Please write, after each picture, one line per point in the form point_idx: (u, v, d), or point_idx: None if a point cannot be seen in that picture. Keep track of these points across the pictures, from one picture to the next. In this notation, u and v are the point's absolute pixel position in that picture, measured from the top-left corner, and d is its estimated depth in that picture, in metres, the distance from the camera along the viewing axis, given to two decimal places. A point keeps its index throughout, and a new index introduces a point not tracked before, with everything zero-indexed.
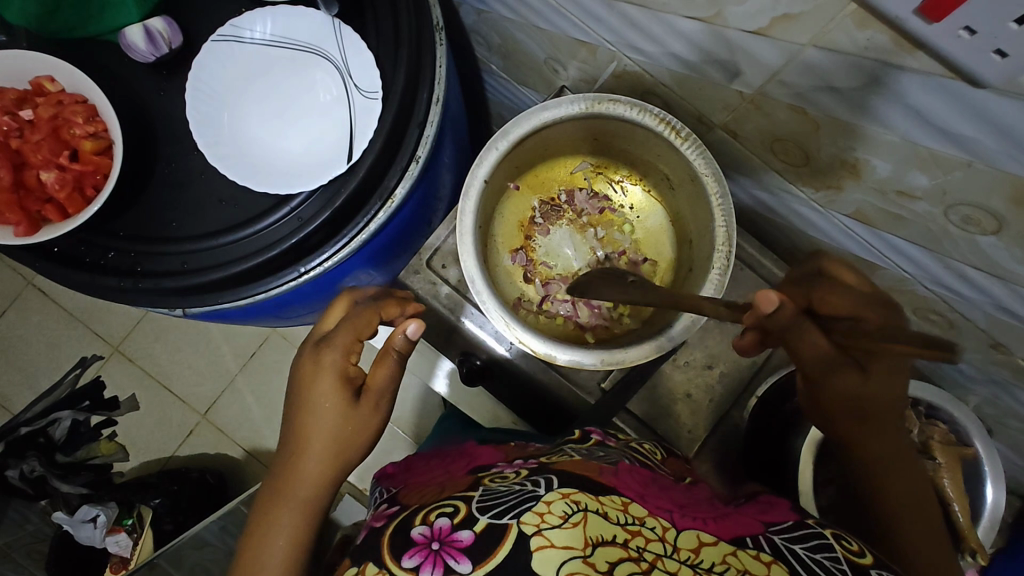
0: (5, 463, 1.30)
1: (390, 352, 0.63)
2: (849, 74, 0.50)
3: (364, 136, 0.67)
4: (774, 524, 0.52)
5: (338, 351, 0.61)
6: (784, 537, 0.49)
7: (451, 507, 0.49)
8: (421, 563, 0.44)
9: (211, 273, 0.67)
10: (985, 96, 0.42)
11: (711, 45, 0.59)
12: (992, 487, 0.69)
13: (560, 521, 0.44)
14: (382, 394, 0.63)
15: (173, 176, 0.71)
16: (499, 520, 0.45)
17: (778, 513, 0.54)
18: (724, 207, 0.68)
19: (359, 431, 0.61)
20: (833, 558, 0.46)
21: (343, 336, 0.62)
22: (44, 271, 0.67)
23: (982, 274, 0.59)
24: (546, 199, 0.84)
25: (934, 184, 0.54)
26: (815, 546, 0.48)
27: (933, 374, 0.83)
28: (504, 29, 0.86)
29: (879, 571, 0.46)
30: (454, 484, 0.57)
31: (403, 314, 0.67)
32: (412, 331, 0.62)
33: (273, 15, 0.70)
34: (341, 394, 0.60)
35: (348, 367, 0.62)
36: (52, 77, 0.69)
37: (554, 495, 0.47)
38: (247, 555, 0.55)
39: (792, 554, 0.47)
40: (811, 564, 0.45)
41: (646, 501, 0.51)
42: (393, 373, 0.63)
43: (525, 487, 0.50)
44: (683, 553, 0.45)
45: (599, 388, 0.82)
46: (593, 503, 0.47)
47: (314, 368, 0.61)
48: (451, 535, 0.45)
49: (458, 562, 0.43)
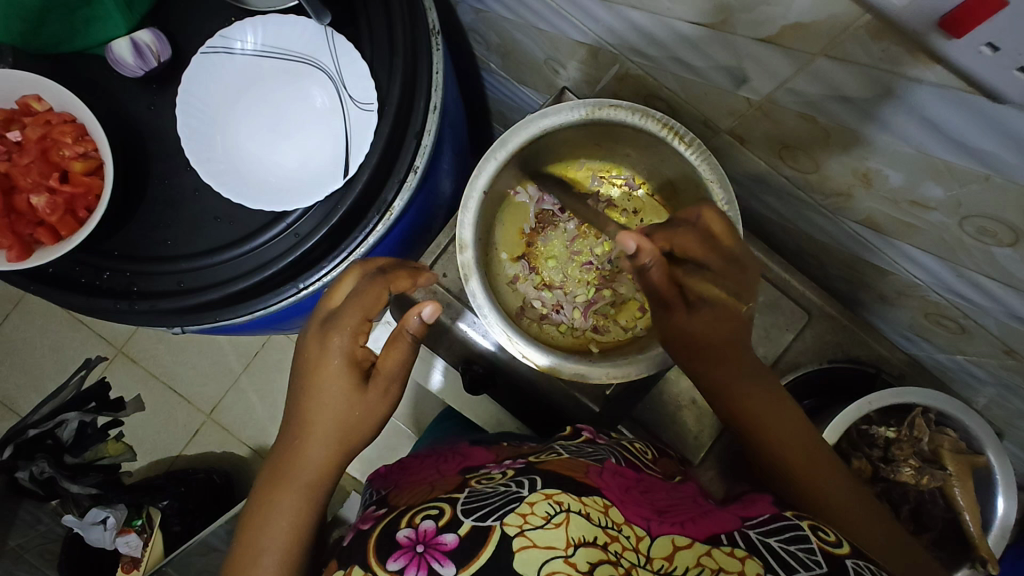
0: (14, 465, 1.21)
1: (404, 334, 0.60)
2: (862, 85, 0.48)
3: (361, 150, 0.66)
4: (752, 519, 0.52)
5: (346, 333, 0.59)
6: (760, 531, 0.49)
7: (436, 509, 0.48)
8: (405, 566, 0.43)
9: (208, 292, 0.66)
10: (1005, 110, 0.40)
11: (718, 51, 0.57)
12: (1004, 498, 0.68)
13: (542, 522, 0.44)
14: (393, 379, 0.61)
15: (166, 193, 0.70)
16: (483, 522, 0.44)
17: (759, 508, 0.54)
18: (731, 215, 0.66)
19: (367, 417, 0.60)
20: (808, 548, 0.46)
21: (351, 316, 0.60)
22: (38, 294, 0.66)
23: (996, 283, 0.57)
24: (547, 204, 0.82)
25: (949, 195, 0.52)
26: (791, 539, 0.48)
27: (942, 376, 0.81)
28: (503, 29, 0.83)
29: (854, 561, 0.46)
30: (444, 483, 0.57)
31: (414, 286, 0.64)
32: (427, 313, 0.60)
33: (263, 25, 0.68)
34: (346, 377, 0.59)
35: (355, 350, 0.60)
36: (38, 96, 0.67)
37: (537, 496, 0.46)
38: (247, 541, 0.54)
39: (767, 548, 0.46)
40: (787, 558, 0.45)
41: (625, 506, 0.50)
42: (406, 356, 0.61)
43: (510, 488, 0.49)
44: (657, 562, 0.44)
45: (604, 395, 0.79)
46: (576, 504, 0.46)
47: (321, 351, 0.60)
48: (436, 538, 0.44)
49: (443, 565, 0.43)
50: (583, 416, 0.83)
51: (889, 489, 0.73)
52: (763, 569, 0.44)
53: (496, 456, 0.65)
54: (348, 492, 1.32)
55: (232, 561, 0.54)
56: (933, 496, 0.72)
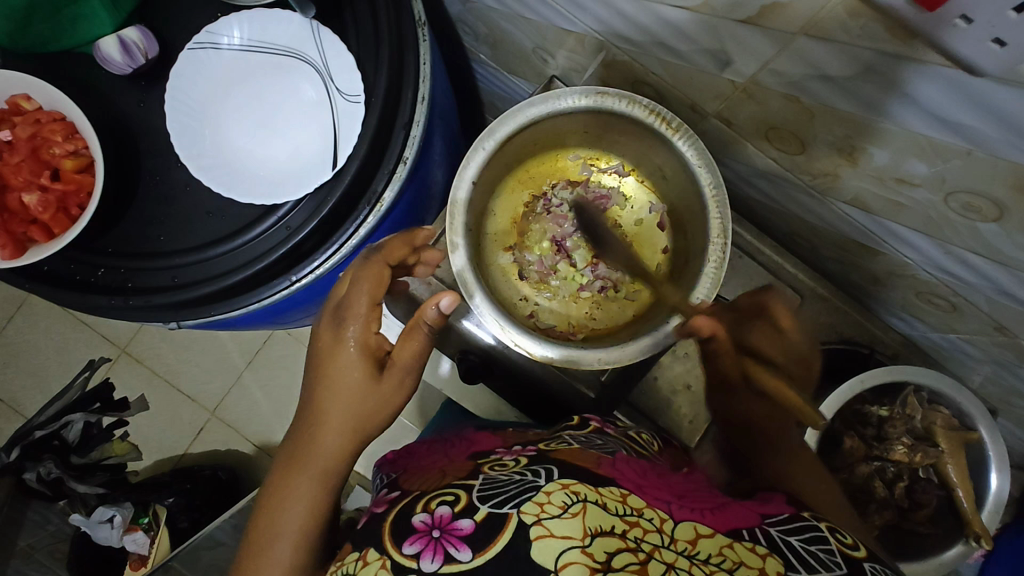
0: (21, 467, 1.25)
1: (419, 325, 0.62)
2: (844, 63, 0.48)
3: (348, 142, 0.66)
4: (771, 516, 0.50)
5: (359, 322, 0.60)
6: (780, 529, 0.48)
7: (452, 495, 0.48)
8: (422, 550, 0.43)
9: (201, 287, 0.67)
10: (983, 83, 0.40)
11: (700, 34, 0.57)
12: (997, 475, 0.69)
13: (560, 512, 0.44)
14: (407, 371, 0.62)
15: (158, 190, 0.71)
16: (501, 510, 0.44)
17: (775, 505, 0.53)
18: (718, 197, 0.67)
19: (380, 408, 0.60)
20: (828, 549, 0.45)
21: (363, 305, 0.61)
22: (33, 291, 0.67)
23: (985, 260, 0.57)
24: (537, 194, 0.82)
25: (933, 172, 0.52)
26: (810, 538, 0.47)
27: (937, 356, 0.81)
28: (491, 20, 0.84)
29: (872, 564, 0.45)
30: (456, 470, 0.57)
31: (414, 253, 0.67)
32: (445, 304, 0.62)
33: (248, 20, 0.68)
34: (363, 365, 0.59)
35: (369, 340, 0.61)
36: (27, 95, 0.68)
37: (554, 486, 0.47)
38: (264, 525, 0.54)
39: (788, 546, 0.45)
40: (806, 555, 0.44)
41: (643, 493, 0.50)
42: (422, 347, 0.62)
43: (525, 477, 0.49)
44: (680, 544, 0.44)
45: (599, 381, 0.79)
46: (592, 494, 0.46)
47: (335, 341, 0.60)
48: (452, 523, 0.45)
49: (459, 550, 0.43)
50: (579, 403, 0.83)
51: (884, 468, 0.73)
52: (784, 565, 0.42)
53: (504, 441, 0.66)
54: (351, 486, 1.33)
55: (249, 549, 0.54)
56: (927, 474, 0.73)
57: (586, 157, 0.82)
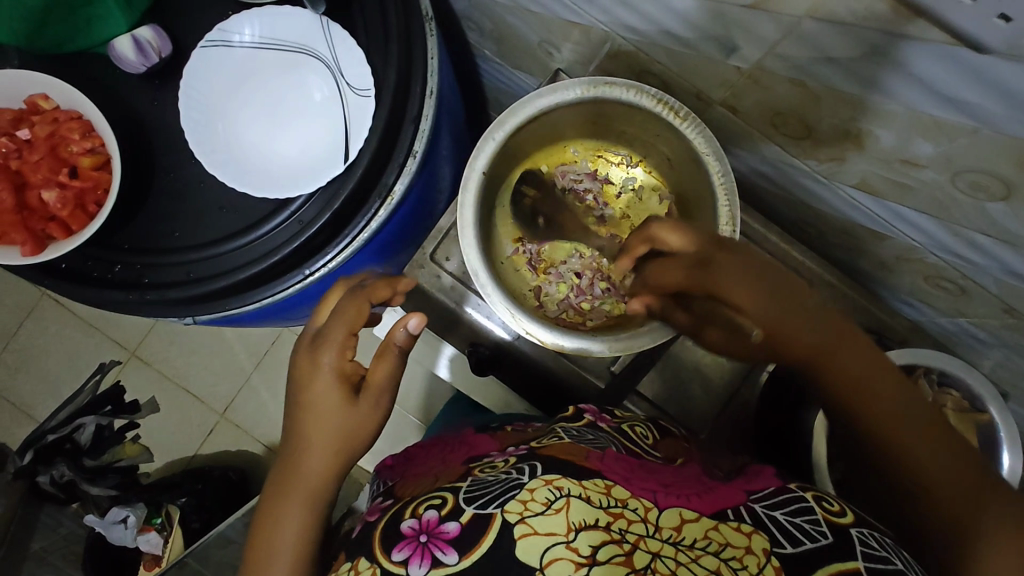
0: (35, 469, 1.33)
1: (391, 347, 0.62)
2: (849, 44, 0.48)
3: (359, 136, 0.67)
4: (757, 491, 0.51)
5: (334, 349, 0.60)
6: (765, 504, 0.48)
7: (439, 498, 0.48)
8: (409, 557, 0.44)
9: (216, 281, 0.68)
10: (987, 59, 0.40)
11: (706, 20, 0.57)
12: (1009, 454, 0.68)
13: (543, 508, 0.44)
14: (383, 392, 0.61)
15: (172, 186, 0.72)
16: (485, 510, 0.44)
17: (761, 480, 0.53)
18: (726, 183, 0.67)
19: (362, 427, 0.59)
20: (813, 520, 0.46)
21: (337, 332, 0.60)
22: (54, 288, 0.68)
23: (992, 239, 0.58)
24: (547, 186, 0.84)
25: (939, 152, 0.53)
26: (794, 509, 0.47)
27: (947, 341, 0.82)
28: (496, 14, 0.84)
29: (859, 530, 0.46)
30: (447, 474, 0.57)
31: (395, 293, 0.65)
32: (414, 324, 0.62)
33: (259, 17, 0.69)
34: (338, 392, 0.59)
35: (344, 365, 0.60)
36: (45, 94, 0.69)
37: (536, 482, 0.46)
38: (256, 551, 0.55)
39: (773, 522, 0.46)
40: (793, 530, 0.45)
41: (630, 483, 0.49)
42: (395, 367, 0.62)
43: (510, 475, 0.49)
44: (665, 532, 0.44)
45: (609, 370, 0.82)
46: (576, 488, 0.46)
47: (311, 368, 0.60)
48: (438, 527, 0.45)
49: (446, 553, 0.43)
50: (590, 394, 0.84)
51: None
52: (769, 543, 0.43)
53: (501, 442, 0.66)
54: (361, 484, 1.34)
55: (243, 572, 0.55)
56: None
57: (594, 148, 0.83)
